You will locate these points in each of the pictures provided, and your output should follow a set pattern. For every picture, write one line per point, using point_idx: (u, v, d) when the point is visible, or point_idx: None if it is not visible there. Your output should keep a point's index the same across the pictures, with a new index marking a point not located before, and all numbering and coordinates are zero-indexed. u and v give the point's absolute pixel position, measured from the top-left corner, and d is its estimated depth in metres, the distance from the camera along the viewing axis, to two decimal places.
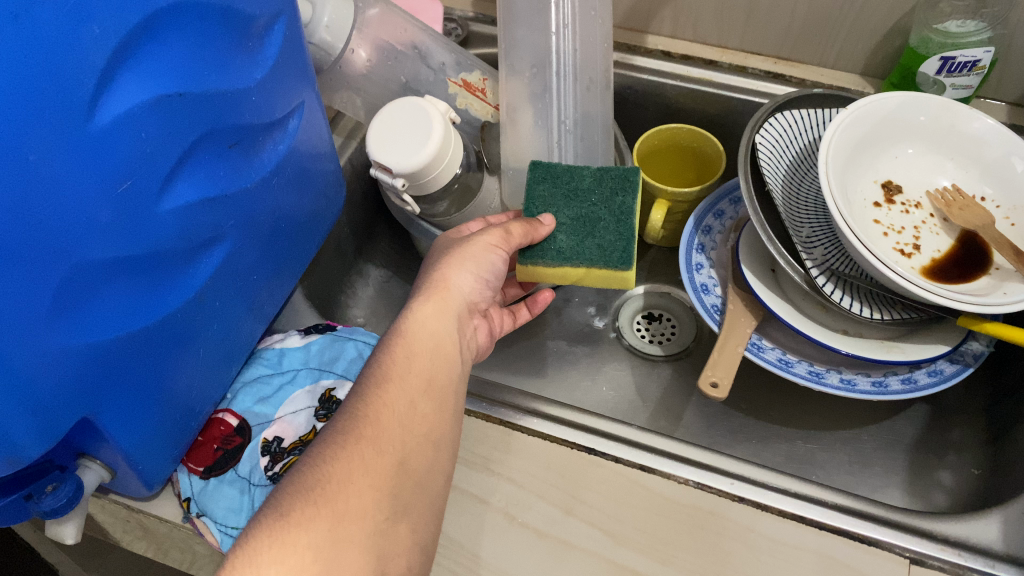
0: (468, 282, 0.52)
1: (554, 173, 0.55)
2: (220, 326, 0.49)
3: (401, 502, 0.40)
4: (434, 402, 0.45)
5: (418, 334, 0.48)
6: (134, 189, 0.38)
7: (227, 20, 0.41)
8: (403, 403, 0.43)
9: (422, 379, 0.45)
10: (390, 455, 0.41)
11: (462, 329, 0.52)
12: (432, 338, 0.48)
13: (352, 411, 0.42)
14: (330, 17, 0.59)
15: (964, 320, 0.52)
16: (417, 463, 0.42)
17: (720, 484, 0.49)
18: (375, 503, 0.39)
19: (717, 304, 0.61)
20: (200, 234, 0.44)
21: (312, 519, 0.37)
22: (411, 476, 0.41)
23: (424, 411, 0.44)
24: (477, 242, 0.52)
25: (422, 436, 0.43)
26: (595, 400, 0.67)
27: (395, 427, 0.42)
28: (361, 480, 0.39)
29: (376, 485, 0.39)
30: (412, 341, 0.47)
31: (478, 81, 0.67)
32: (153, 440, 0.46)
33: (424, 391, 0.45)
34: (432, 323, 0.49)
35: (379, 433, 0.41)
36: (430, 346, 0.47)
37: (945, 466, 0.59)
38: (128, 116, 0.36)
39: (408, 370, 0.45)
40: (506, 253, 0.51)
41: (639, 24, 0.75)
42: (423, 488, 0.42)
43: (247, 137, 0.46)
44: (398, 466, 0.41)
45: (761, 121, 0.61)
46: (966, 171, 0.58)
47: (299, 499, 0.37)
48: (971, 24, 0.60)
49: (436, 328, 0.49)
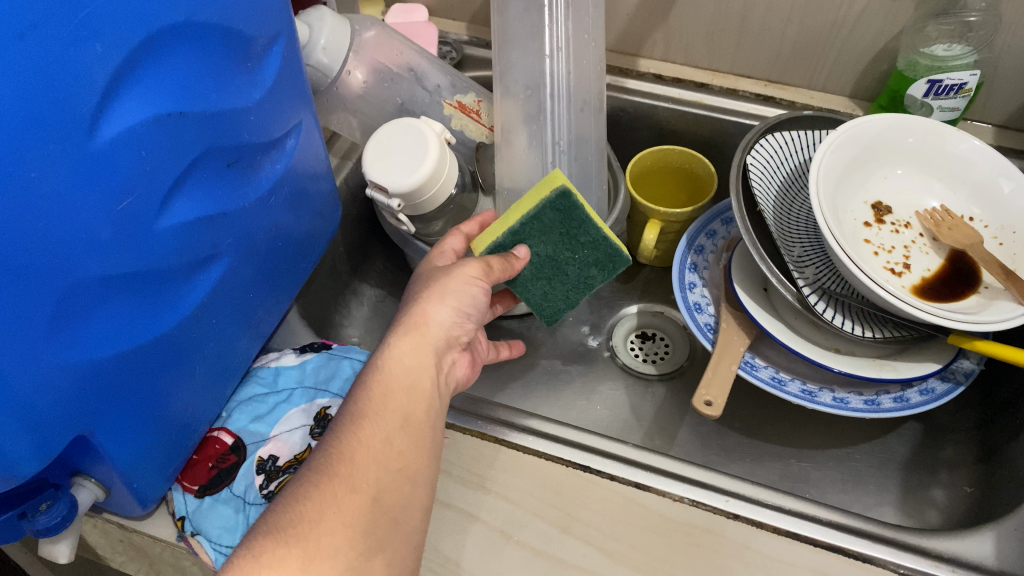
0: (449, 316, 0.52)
1: (571, 214, 0.51)
2: (218, 344, 0.50)
3: (375, 538, 0.41)
4: (411, 438, 0.45)
5: (394, 371, 0.47)
6: (133, 208, 0.38)
7: (226, 41, 0.41)
8: (378, 439, 0.44)
9: (398, 416, 0.45)
10: (363, 493, 0.41)
11: (442, 366, 0.51)
12: (409, 376, 0.48)
13: (326, 449, 0.43)
14: (327, 39, 0.60)
15: (955, 337, 0.53)
16: (392, 499, 0.42)
17: (715, 501, 0.49)
18: (347, 541, 0.39)
19: (710, 322, 0.62)
20: (199, 252, 0.45)
21: (281, 557, 0.37)
22: (385, 512, 0.42)
23: (400, 447, 0.44)
24: (456, 276, 0.51)
25: (396, 471, 0.43)
26: (590, 419, 0.67)
27: (371, 464, 0.43)
28: (334, 518, 0.40)
29: (349, 522, 0.40)
30: (387, 380, 0.47)
31: (473, 103, 0.68)
32: (148, 460, 0.46)
33: (400, 426, 0.45)
34: (410, 360, 0.48)
35: (353, 470, 0.42)
36: (406, 383, 0.47)
37: (938, 484, 0.59)
38: (128, 134, 0.36)
39: (384, 406, 0.45)
40: (485, 285, 0.52)
41: (631, 48, 0.76)
42: (401, 524, 0.42)
43: (245, 155, 0.47)
44: (372, 502, 0.41)
45: (752, 142, 0.62)
46: (954, 193, 0.59)
47: (270, 538, 0.38)
48: (957, 48, 0.61)
49: (415, 365, 0.48)
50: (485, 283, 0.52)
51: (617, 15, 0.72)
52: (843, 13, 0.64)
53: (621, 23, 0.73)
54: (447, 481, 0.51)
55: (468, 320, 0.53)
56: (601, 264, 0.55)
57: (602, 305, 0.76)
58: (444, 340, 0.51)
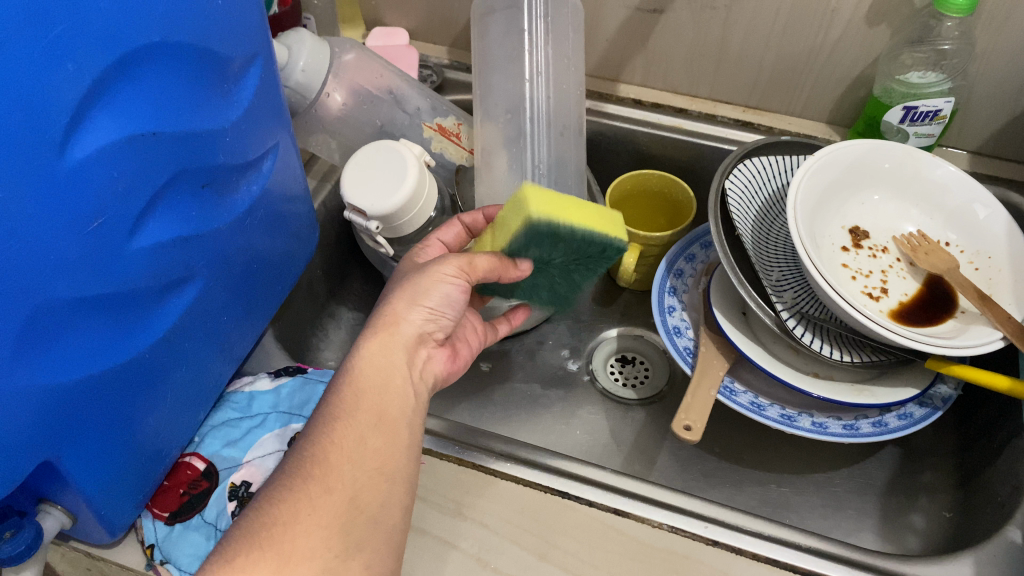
0: (419, 317, 0.49)
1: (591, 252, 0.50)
2: (191, 367, 0.49)
3: (353, 537, 0.40)
4: (386, 435, 0.44)
5: (364, 370, 0.46)
6: (105, 228, 0.38)
7: (202, 61, 0.41)
8: (352, 439, 0.43)
9: (372, 414, 0.45)
10: (339, 492, 0.41)
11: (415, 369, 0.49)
12: (381, 375, 0.46)
13: (300, 453, 0.43)
14: (306, 61, 0.60)
15: (932, 362, 0.53)
16: (369, 497, 0.42)
17: (694, 527, 0.49)
18: (323, 541, 0.39)
19: (689, 346, 0.62)
20: (172, 273, 0.44)
21: (256, 561, 0.37)
22: (363, 510, 0.41)
23: (375, 446, 0.43)
24: (428, 274, 0.49)
25: (375, 470, 0.43)
26: (569, 444, 0.66)
27: (345, 464, 0.42)
28: (310, 519, 0.40)
29: (325, 523, 0.40)
30: (361, 383, 0.45)
31: (453, 126, 0.68)
32: (117, 486, 0.45)
33: (374, 424, 0.44)
34: (381, 360, 0.47)
35: (328, 471, 0.42)
36: (379, 383, 0.46)
37: (917, 510, 0.59)
38: (100, 154, 0.36)
39: (355, 406, 0.44)
40: (464, 284, 0.49)
41: (610, 73, 0.76)
42: (379, 522, 0.42)
43: (221, 177, 0.46)
44: (349, 501, 0.41)
45: (730, 167, 0.62)
46: (930, 218, 0.59)
47: (245, 542, 0.38)
48: (932, 75, 0.61)
49: (387, 363, 0.47)
50: (451, 277, 0.49)
51: (597, 41, 0.73)
52: (820, 39, 0.64)
53: (600, 49, 0.73)
54: (423, 508, 0.50)
55: (446, 317, 0.50)
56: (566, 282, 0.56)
57: (582, 329, 0.76)
58: (416, 341, 0.49)
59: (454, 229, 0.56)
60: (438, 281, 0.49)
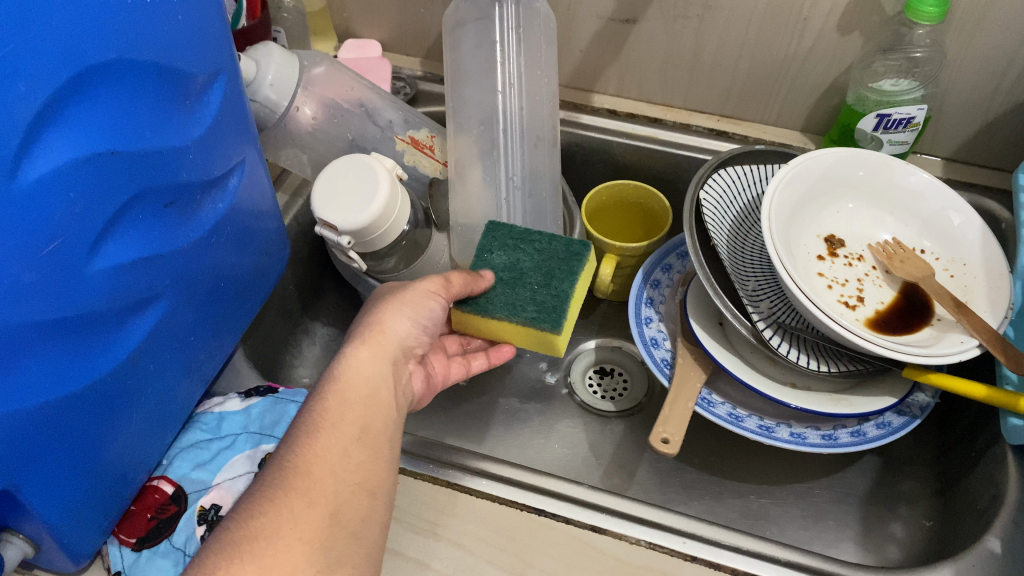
0: (404, 328, 0.52)
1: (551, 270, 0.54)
2: (157, 389, 0.48)
3: (334, 552, 0.39)
4: (370, 450, 0.44)
5: (351, 380, 0.47)
6: (62, 251, 0.37)
7: (164, 77, 0.40)
8: (335, 452, 0.43)
9: (356, 427, 0.45)
10: (321, 507, 0.40)
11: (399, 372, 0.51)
12: (367, 386, 0.47)
13: (280, 462, 0.42)
14: (274, 75, 0.59)
15: (909, 371, 0.53)
16: (351, 513, 0.41)
17: (672, 543, 0.48)
18: (306, 557, 0.38)
19: (667, 358, 0.61)
20: (135, 294, 0.43)
21: (238, 574, 0.36)
22: (344, 525, 0.40)
23: (357, 460, 0.43)
24: (415, 289, 0.52)
25: (356, 484, 0.42)
26: (548, 458, 0.66)
27: (328, 477, 0.42)
28: (292, 533, 0.38)
29: (307, 538, 0.39)
30: (347, 398, 0.46)
31: (426, 139, 0.67)
32: (80, 513, 0.44)
33: (358, 438, 0.44)
34: (368, 370, 0.48)
35: (309, 483, 0.41)
36: (364, 394, 0.47)
37: (898, 518, 0.59)
38: (56, 175, 0.35)
39: (340, 418, 0.45)
40: (445, 301, 0.52)
41: (585, 84, 0.75)
42: (361, 538, 0.41)
43: (184, 195, 0.45)
44: (330, 516, 0.40)
45: (704, 176, 0.62)
46: (905, 226, 0.59)
47: (224, 555, 0.37)
48: (904, 83, 0.62)
49: (372, 374, 0.48)
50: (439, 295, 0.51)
51: (571, 51, 0.72)
52: (793, 49, 0.64)
53: (574, 59, 0.73)
54: (396, 528, 0.49)
55: (427, 333, 0.54)
56: (544, 309, 0.52)
57: None
58: (402, 351, 0.52)
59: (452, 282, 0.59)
60: (430, 297, 0.51)
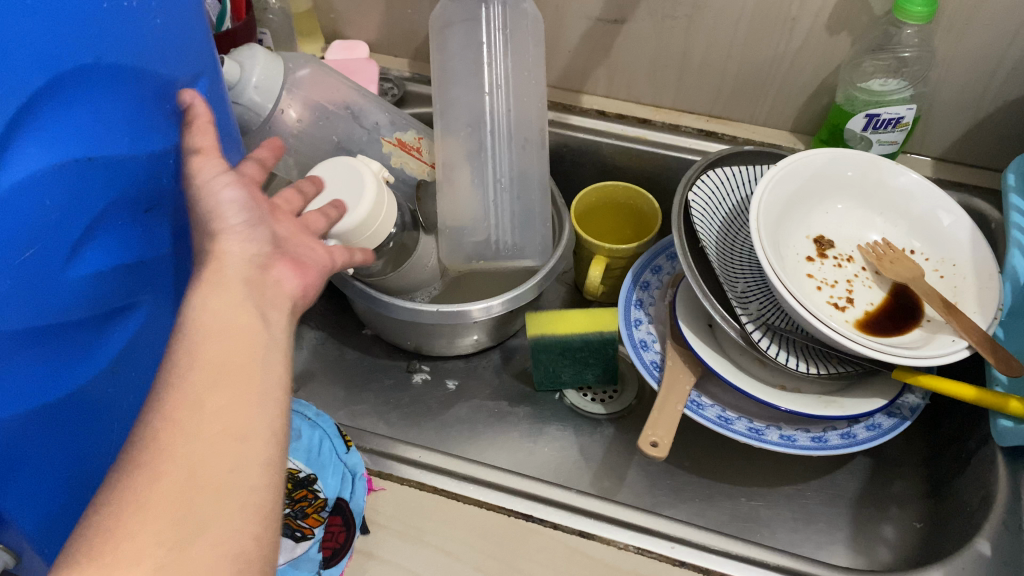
0: (237, 241, 0.41)
1: None
2: (139, 396, 0.47)
3: (194, 528, 0.32)
4: (231, 392, 0.36)
5: (204, 312, 0.38)
6: (39, 258, 0.36)
7: (142, 80, 0.40)
8: (181, 406, 0.34)
9: (209, 369, 0.36)
10: (168, 477, 0.32)
11: (259, 291, 0.40)
12: (222, 320, 0.38)
13: (129, 435, 0.34)
14: (259, 77, 0.58)
15: (898, 373, 0.52)
16: (210, 474, 0.33)
17: (661, 548, 0.48)
18: (156, 539, 0.31)
19: (656, 360, 0.61)
20: (115, 301, 0.42)
21: (89, 557, 0.30)
22: (201, 491, 0.33)
23: (214, 406, 0.35)
24: (201, 186, 0.42)
25: (213, 434, 0.34)
26: (537, 462, 0.65)
27: (175, 441, 0.33)
28: (140, 511, 0.31)
29: (155, 515, 0.31)
30: (198, 352, 0.36)
31: (413, 141, 0.67)
32: (60, 523, 0.43)
33: (212, 382, 0.36)
34: (218, 295, 0.38)
35: (156, 453, 0.33)
36: (218, 326, 0.37)
37: (888, 520, 0.59)
38: (31, 181, 0.34)
39: (192, 362, 0.36)
40: (223, 170, 0.43)
41: (573, 85, 0.75)
42: (230, 497, 0.33)
43: (166, 201, 0.45)
44: (182, 487, 0.32)
45: (693, 178, 0.61)
46: (894, 226, 0.59)
47: (74, 544, 0.31)
48: (893, 83, 0.61)
49: (228, 301, 0.38)
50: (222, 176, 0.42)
51: (559, 52, 0.72)
52: (781, 49, 0.64)
53: (562, 60, 0.72)
54: (383, 534, 0.49)
55: (256, 221, 0.42)
56: None
57: None
58: (251, 267, 0.40)
59: (266, 151, 0.49)
60: (214, 185, 0.42)
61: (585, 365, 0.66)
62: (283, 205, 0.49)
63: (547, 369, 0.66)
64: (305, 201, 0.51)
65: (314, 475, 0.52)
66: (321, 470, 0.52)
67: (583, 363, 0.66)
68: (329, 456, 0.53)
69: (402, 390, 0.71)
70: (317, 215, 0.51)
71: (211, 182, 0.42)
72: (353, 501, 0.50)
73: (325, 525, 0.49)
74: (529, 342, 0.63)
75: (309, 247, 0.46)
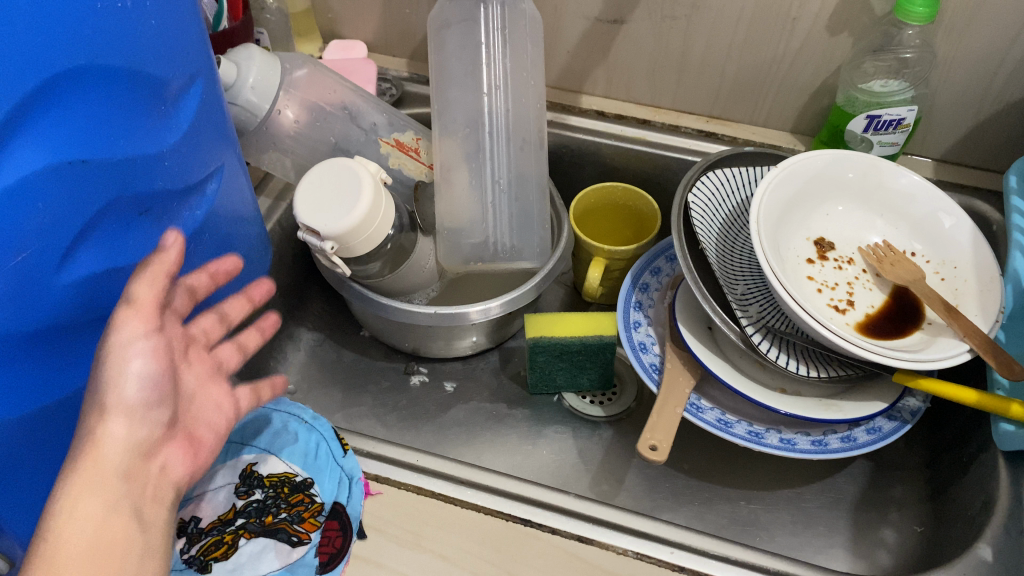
0: (125, 423, 0.38)
1: None
2: None
3: None
4: None
5: (71, 526, 0.34)
6: (32, 262, 0.36)
7: (137, 82, 0.39)
8: None
9: None
10: None
11: (138, 485, 0.38)
12: (95, 538, 0.35)
13: None
14: (255, 78, 0.58)
15: (898, 375, 0.52)
16: None
17: (660, 553, 0.47)
18: None
19: (655, 362, 0.60)
20: (109, 304, 0.42)
21: None
22: None
23: None
24: (112, 344, 0.37)
25: None
26: (535, 465, 0.65)
27: None
28: None
29: None
30: (57, 573, 0.33)
31: (410, 141, 0.67)
32: None
33: None
34: (88, 505, 0.35)
35: None
36: (88, 545, 0.34)
37: (889, 524, 0.59)
38: (24, 183, 0.34)
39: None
40: (142, 313, 0.38)
41: (572, 85, 0.75)
42: None
43: (160, 203, 0.44)
44: None
45: (692, 179, 0.61)
46: (895, 228, 0.59)
47: None
48: (894, 84, 0.61)
49: (97, 509, 0.35)
50: (135, 342, 0.38)
51: (558, 52, 0.71)
52: (781, 50, 0.64)
53: (561, 60, 0.72)
54: (380, 539, 0.48)
55: (157, 402, 0.39)
56: None
57: None
58: (133, 457, 0.38)
59: (203, 277, 0.46)
60: (126, 343, 0.38)
61: (580, 369, 0.66)
62: (198, 338, 0.46)
63: (543, 373, 0.66)
64: (227, 329, 0.49)
65: (312, 478, 0.52)
66: (318, 474, 0.52)
67: (578, 368, 0.66)
68: (327, 461, 0.52)
69: (400, 392, 0.70)
70: (230, 348, 0.49)
71: (128, 347, 0.38)
72: (350, 506, 0.49)
73: (322, 530, 0.49)
74: (528, 342, 0.63)
75: (212, 395, 0.45)
